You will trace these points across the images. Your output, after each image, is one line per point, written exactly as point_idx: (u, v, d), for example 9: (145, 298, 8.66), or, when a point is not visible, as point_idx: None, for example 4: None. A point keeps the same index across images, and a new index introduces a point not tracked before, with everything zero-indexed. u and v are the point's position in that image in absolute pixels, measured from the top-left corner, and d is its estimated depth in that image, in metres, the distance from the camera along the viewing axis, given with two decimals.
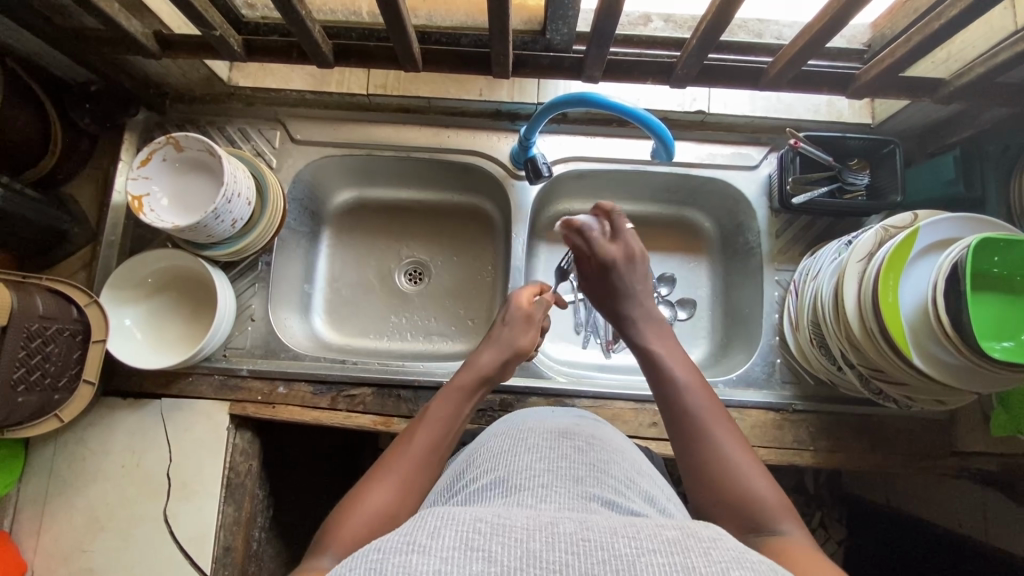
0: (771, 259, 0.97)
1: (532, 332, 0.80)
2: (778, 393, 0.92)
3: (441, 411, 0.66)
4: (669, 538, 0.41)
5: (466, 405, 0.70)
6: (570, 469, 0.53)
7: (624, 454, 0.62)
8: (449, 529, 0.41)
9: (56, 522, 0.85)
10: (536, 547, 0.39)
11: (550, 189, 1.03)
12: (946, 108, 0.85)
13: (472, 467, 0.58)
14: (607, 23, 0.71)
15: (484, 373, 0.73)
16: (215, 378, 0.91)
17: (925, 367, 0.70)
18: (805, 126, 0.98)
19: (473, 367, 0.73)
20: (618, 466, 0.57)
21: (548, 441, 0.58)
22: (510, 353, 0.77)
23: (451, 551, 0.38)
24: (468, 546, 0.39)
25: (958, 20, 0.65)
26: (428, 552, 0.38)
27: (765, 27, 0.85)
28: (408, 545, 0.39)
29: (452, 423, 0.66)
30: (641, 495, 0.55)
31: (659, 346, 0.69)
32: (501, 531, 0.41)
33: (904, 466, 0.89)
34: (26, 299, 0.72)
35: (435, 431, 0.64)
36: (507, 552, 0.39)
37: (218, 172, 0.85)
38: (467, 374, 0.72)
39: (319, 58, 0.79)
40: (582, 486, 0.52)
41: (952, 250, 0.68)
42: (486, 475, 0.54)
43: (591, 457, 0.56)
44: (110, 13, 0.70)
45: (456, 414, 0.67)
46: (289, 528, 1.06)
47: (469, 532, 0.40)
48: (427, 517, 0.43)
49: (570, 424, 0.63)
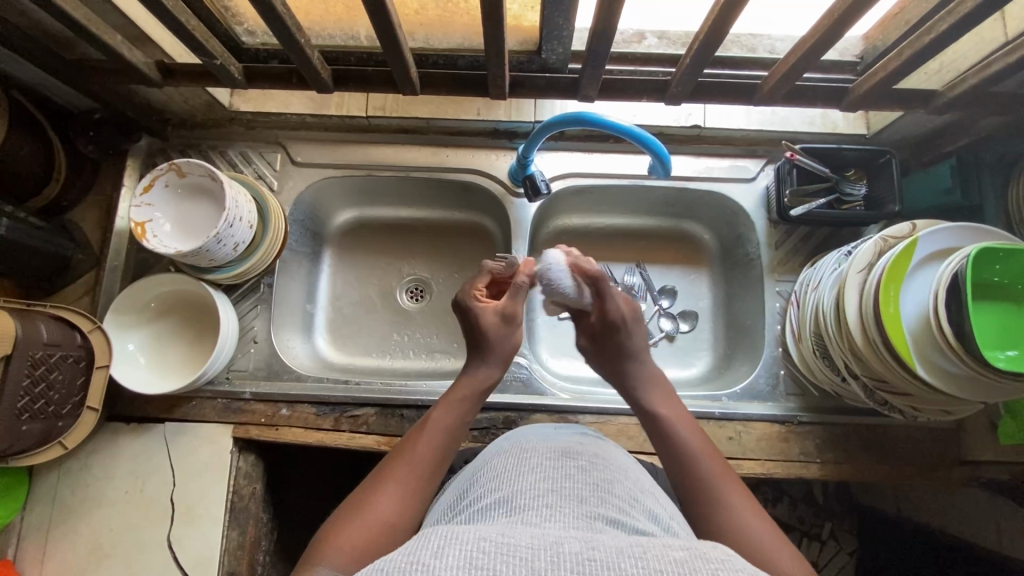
0: (771, 270, 0.97)
1: (516, 333, 0.76)
2: (784, 405, 0.92)
3: (441, 419, 0.67)
4: (676, 559, 0.40)
5: (467, 414, 0.69)
6: (574, 488, 0.53)
7: (629, 472, 0.61)
8: (453, 548, 0.40)
9: (60, 550, 0.85)
10: (540, 566, 0.39)
11: (550, 206, 1.04)
12: (939, 119, 0.86)
13: (475, 486, 0.58)
14: (601, 44, 0.72)
15: (485, 385, 0.73)
16: (218, 402, 0.91)
17: (928, 375, 0.70)
18: (801, 138, 0.98)
19: (471, 380, 0.72)
20: (622, 485, 0.57)
21: (553, 461, 0.58)
22: (506, 360, 0.75)
23: (455, 570, 0.38)
24: (472, 565, 0.39)
25: (948, 34, 0.65)
26: (432, 572, 0.38)
27: (759, 41, 0.86)
28: (411, 565, 0.39)
29: (451, 435, 0.66)
30: (645, 513, 0.55)
31: (667, 409, 0.70)
32: (506, 550, 0.40)
33: (913, 476, 0.88)
34: (30, 328, 0.73)
35: (435, 442, 0.64)
36: (511, 571, 0.38)
37: (219, 197, 0.86)
38: (468, 384, 0.72)
39: (318, 82, 0.80)
40: (587, 506, 0.51)
41: (953, 260, 0.68)
42: (488, 495, 0.54)
43: (595, 475, 0.56)
44: (114, 45, 0.71)
45: (458, 424, 0.67)
46: (295, 551, 1.05)
47: (473, 551, 0.40)
48: (431, 536, 0.43)
49: (572, 442, 0.63)
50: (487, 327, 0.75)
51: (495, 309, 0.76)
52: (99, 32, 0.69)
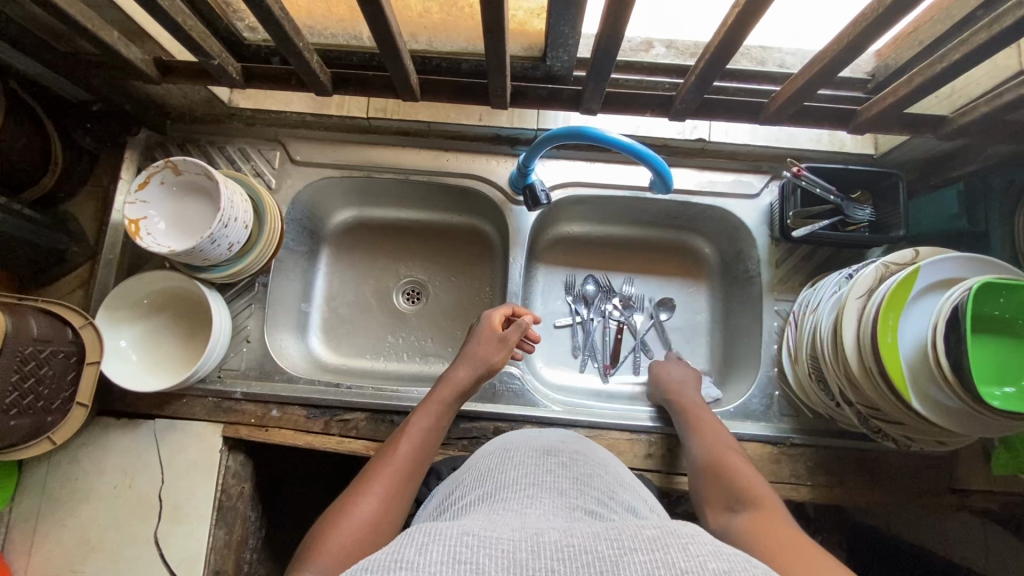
0: (770, 289, 0.96)
1: (505, 352, 0.82)
2: (777, 427, 0.91)
3: (419, 424, 0.71)
4: (649, 536, 0.40)
5: (445, 419, 0.74)
6: (555, 481, 0.53)
7: (608, 467, 0.62)
8: (436, 545, 0.39)
9: (48, 542, 0.85)
10: (522, 556, 0.38)
11: (549, 214, 1.02)
12: (949, 143, 0.84)
13: (459, 485, 0.57)
14: (606, 57, 0.70)
15: (462, 387, 0.78)
16: (209, 400, 0.91)
17: (924, 409, 0.69)
18: (807, 156, 0.96)
19: (450, 382, 0.77)
20: (601, 479, 0.57)
21: (533, 459, 0.57)
22: (482, 370, 0.79)
23: (440, 565, 0.37)
24: (456, 559, 0.37)
25: (959, 63, 0.63)
26: (417, 568, 0.36)
27: (769, 54, 0.84)
28: (395, 562, 0.37)
29: (429, 438, 0.70)
30: (623, 505, 0.55)
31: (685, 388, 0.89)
32: (488, 543, 0.39)
33: (903, 502, 0.88)
34: (20, 323, 0.72)
35: (416, 443, 0.68)
36: (494, 564, 0.37)
37: (215, 195, 0.85)
38: (445, 390, 0.76)
39: (317, 86, 0.79)
40: (567, 498, 0.51)
41: (953, 292, 0.66)
42: (471, 493, 0.54)
43: (575, 470, 0.56)
44: (109, 41, 0.70)
45: (437, 426, 0.72)
46: (282, 548, 1.05)
47: (456, 546, 0.39)
48: (413, 534, 0.41)
49: (553, 442, 0.62)
50: (484, 336, 0.82)
51: (502, 330, 0.83)
52: (96, 30, 0.68)
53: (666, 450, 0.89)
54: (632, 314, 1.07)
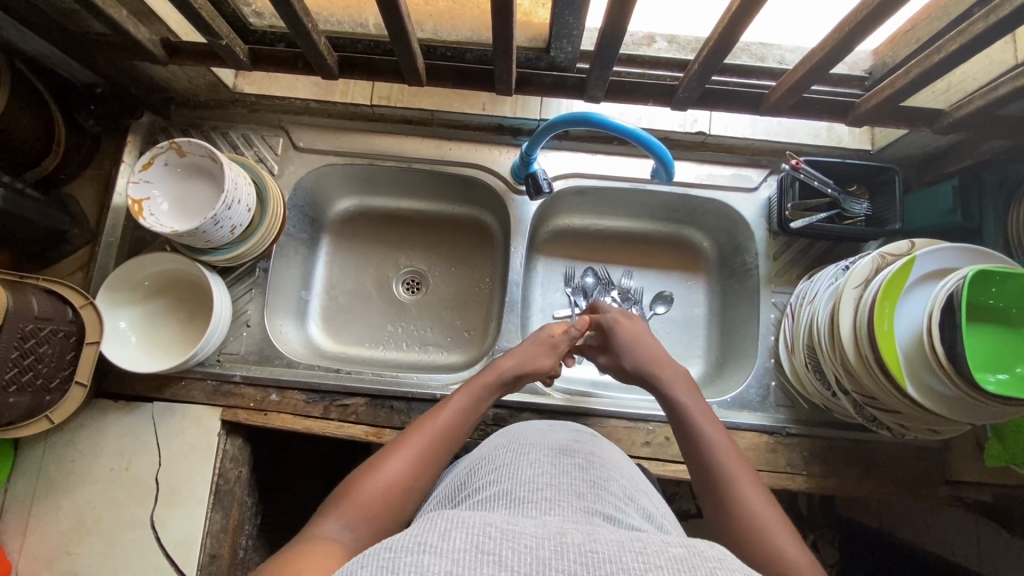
0: (768, 281, 0.97)
1: (552, 356, 0.85)
2: (773, 417, 0.92)
3: (458, 404, 0.70)
4: (675, 555, 0.40)
5: (484, 402, 0.74)
6: (572, 484, 0.53)
7: (622, 471, 0.62)
8: (459, 532, 0.40)
9: (42, 524, 0.84)
10: (543, 554, 0.39)
11: (549, 205, 1.03)
12: (945, 138, 0.86)
13: (474, 478, 0.58)
14: (610, 47, 0.71)
15: (505, 377, 0.78)
16: (208, 383, 0.90)
17: (919, 396, 0.70)
18: (805, 151, 0.98)
19: (496, 370, 0.77)
20: (617, 483, 0.57)
21: (549, 457, 0.58)
22: (529, 368, 0.81)
23: (462, 554, 0.38)
24: (479, 550, 0.39)
25: (957, 55, 0.65)
26: (440, 554, 0.38)
27: (768, 51, 0.85)
28: (418, 545, 0.39)
29: (465, 417, 0.69)
30: (640, 512, 0.55)
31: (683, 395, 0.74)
32: (511, 537, 0.40)
33: (897, 493, 0.88)
34: (21, 299, 0.72)
35: (456, 420, 0.68)
36: (517, 558, 0.38)
37: (218, 178, 0.85)
38: (488, 376, 0.76)
39: (323, 68, 0.79)
40: (585, 502, 0.51)
41: (949, 281, 0.68)
42: (488, 488, 0.54)
43: (592, 472, 0.56)
44: (118, 20, 0.70)
45: (473, 408, 0.72)
46: (278, 535, 1.05)
47: (479, 536, 0.40)
48: (437, 520, 0.43)
49: (569, 440, 0.63)
50: (541, 338, 0.85)
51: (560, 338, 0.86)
52: (106, 8, 0.69)
53: (665, 438, 0.89)
54: (630, 307, 1.07)
